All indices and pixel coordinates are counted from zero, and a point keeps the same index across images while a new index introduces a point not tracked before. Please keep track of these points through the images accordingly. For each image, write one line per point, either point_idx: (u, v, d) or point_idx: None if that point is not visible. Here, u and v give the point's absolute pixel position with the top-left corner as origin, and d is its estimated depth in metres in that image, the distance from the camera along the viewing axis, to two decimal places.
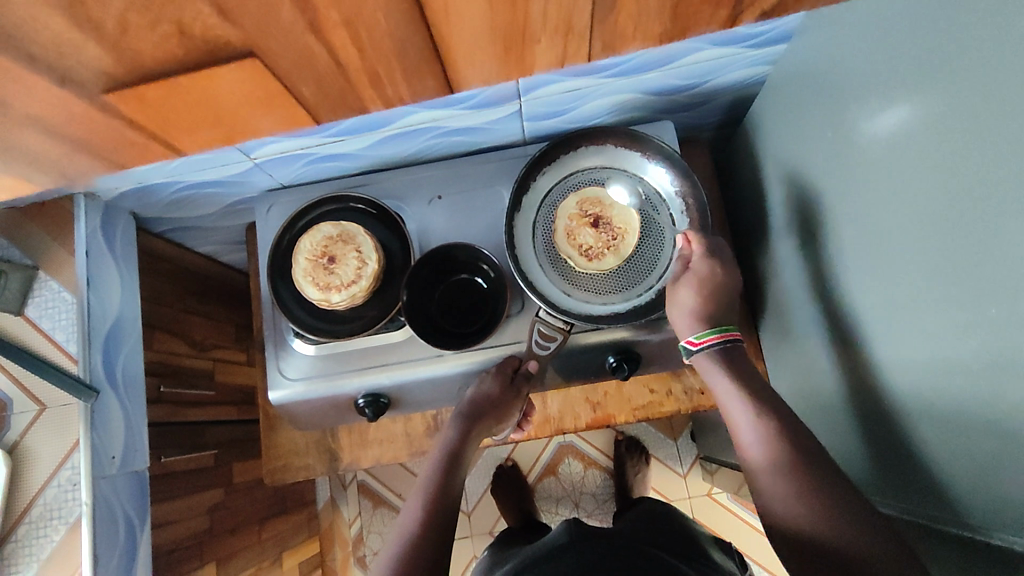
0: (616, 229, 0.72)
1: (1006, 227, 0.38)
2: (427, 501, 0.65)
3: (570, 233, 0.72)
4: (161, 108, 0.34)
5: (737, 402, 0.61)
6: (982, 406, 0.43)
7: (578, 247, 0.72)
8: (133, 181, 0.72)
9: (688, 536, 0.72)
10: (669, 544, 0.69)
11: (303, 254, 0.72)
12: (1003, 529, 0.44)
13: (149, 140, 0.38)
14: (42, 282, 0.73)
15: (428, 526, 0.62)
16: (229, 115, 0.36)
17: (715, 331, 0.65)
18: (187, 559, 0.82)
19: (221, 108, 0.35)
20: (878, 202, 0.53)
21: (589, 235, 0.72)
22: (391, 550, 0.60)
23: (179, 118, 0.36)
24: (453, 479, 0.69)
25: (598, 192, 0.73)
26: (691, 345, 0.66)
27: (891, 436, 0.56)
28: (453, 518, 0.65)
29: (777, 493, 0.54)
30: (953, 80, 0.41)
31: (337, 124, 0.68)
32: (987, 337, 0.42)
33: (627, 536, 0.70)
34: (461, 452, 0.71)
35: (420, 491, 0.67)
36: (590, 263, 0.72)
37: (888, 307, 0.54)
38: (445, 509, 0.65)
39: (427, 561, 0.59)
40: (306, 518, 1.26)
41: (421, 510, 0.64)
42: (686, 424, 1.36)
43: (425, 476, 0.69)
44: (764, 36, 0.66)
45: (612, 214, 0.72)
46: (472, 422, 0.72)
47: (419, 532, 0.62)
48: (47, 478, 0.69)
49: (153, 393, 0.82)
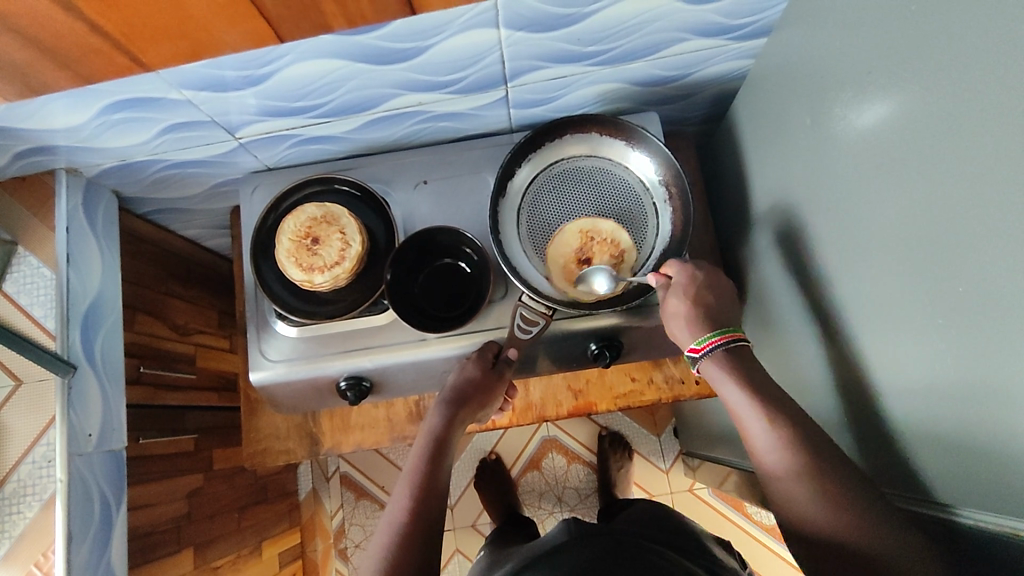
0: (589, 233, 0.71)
1: (984, 210, 0.39)
2: (416, 486, 0.63)
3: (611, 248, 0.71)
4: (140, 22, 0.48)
5: (753, 414, 0.57)
6: (948, 387, 0.44)
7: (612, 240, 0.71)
8: (116, 158, 0.72)
9: (688, 537, 0.70)
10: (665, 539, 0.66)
11: (286, 235, 0.72)
12: (970, 506, 0.44)
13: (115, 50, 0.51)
14: (21, 258, 0.73)
15: (420, 515, 0.61)
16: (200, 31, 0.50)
17: (713, 335, 0.63)
18: (164, 542, 0.81)
19: (193, 20, 0.49)
20: (855, 188, 0.53)
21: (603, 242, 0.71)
22: (382, 539, 0.59)
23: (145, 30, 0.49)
24: (442, 462, 0.67)
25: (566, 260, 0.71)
26: (695, 352, 0.64)
27: (866, 420, 0.57)
28: (441, 507, 0.63)
29: (812, 508, 0.51)
30: (931, 66, 0.42)
31: (322, 105, 0.68)
32: (956, 316, 0.43)
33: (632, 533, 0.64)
34: (448, 435, 0.69)
35: (406, 480, 0.65)
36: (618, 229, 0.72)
37: (861, 295, 0.55)
38: (435, 493, 0.63)
39: (418, 555, 0.57)
40: (287, 508, 1.25)
41: (410, 496, 0.62)
42: (669, 420, 1.37)
43: (411, 463, 0.67)
44: (747, 28, 0.66)
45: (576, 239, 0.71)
46: (457, 407, 0.69)
47: (409, 518, 0.60)
48: (22, 454, 0.68)
49: (133, 373, 0.81)
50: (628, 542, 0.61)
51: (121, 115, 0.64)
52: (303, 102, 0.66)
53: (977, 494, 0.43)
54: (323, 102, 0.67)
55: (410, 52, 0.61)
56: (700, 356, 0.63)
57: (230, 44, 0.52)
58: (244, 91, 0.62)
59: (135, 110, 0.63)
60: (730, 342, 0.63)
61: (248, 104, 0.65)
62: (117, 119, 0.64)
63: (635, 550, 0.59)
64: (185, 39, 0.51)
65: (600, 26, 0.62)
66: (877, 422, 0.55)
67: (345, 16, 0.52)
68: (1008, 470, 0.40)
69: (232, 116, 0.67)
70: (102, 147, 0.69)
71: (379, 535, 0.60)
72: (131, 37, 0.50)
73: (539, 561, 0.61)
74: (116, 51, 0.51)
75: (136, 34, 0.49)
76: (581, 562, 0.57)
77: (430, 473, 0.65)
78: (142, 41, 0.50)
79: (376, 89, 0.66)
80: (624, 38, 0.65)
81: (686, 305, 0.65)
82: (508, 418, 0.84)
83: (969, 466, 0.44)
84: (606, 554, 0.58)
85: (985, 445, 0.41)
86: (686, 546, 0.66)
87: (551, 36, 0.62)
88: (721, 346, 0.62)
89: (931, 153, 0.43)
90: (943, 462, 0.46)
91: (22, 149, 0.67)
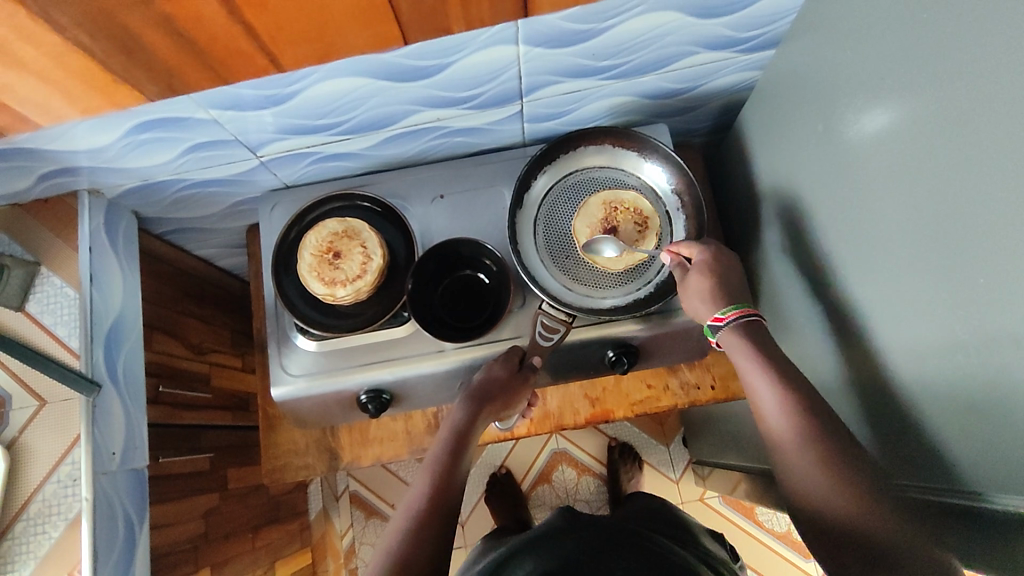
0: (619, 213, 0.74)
1: (997, 204, 0.40)
2: (435, 478, 0.64)
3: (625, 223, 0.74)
4: (279, 22, 0.45)
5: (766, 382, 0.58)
6: (971, 377, 0.46)
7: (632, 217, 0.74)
8: (138, 178, 0.73)
9: (686, 529, 0.72)
10: (666, 532, 0.69)
11: (308, 250, 0.73)
12: (995, 492, 0.45)
13: (260, 51, 0.48)
14: (44, 278, 0.73)
15: (436, 508, 0.61)
16: (332, 33, 0.48)
17: (733, 307, 0.64)
18: (182, 563, 0.81)
19: (330, 21, 0.46)
20: (867, 189, 0.55)
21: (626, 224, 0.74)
22: (397, 529, 0.60)
23: (288, 32, 0.47)
24: (461, 456, 0.68)
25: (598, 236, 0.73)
26: (717, 322, 0.64)
27: (884, 416, 0.58)
28: (458, 501, 0.63)
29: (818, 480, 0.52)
30: (940, 72, 0.44)
31: (344, 122, 0.69)
32: (975, 308, 0.44)
33: (622, 522, 0.67)
34: (469, 430, 0.69)
35: (426, 472, 0.65)
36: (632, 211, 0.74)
37: (876, 293, 0.56)
38: (453, 487, 0.64)
39: (431, 548, 0.58)
40: (299, 529, 1.23)
41: (428, 486, 0.63)
42: (677, 430, 1.38)
43: (432, 455, 0.67)
44: (755, 41, 0.69)
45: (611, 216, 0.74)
46: (480, 405, 0.69)
47: (426, 511, 0.61)
48: (46, 475, 0.68)
49: (152, 392, 0.82)
50: (624, 531, 0.63)
51: (147, 136, 0.65)
52: (325, 120, 0.68)
53: (1001, 479, 0.45)
54: (345, 120, 0.69)
55: (431, 69, 0.62)
56: (721, 326, 0.64)
57: (357, 45, 0.50)
58: (265, 109, 0.64)
59: (159, 130, 0.64)
60: (747, 317, 0.63)
61: (266, 123, 0.67)
62: (143, 139, 0.65)
63: (640, 542, 0.60)
64: (320, 40, 0.49)
65: (613, 41, 0.64)
66: (896, 417, 0.56)
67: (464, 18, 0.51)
68: None
69: (253, 134, 0.68)
70: (126, 167, 0.70)
71: (396, 521, 0.61)
72: (272, 41, 0.47)
73: (537, 544, 0.63)
74: (258, 53, 0.49)
75: (280, 37, 0.47)
76: (586, 548, 0.58)
77: (449, 466, 0.66)
78: (281, 44, 0.48)
79: (397, 106, 0.68)
80: (636, 53, 0.67)
81: (710, 281, 0.66)
82: (526, 428, 0.85)
83: (993, 454, 0.45)
84: (604, 539, 0.60)
85: (1009, 432, 0.43)
86: (681, 538, 0.68)
87: (565, 52, 0.64)
88: (740, 320, 0.63)
89: (942, 151, 0.45)
90: (966, 452, 0.48)
91: (48, 171, 0.68)
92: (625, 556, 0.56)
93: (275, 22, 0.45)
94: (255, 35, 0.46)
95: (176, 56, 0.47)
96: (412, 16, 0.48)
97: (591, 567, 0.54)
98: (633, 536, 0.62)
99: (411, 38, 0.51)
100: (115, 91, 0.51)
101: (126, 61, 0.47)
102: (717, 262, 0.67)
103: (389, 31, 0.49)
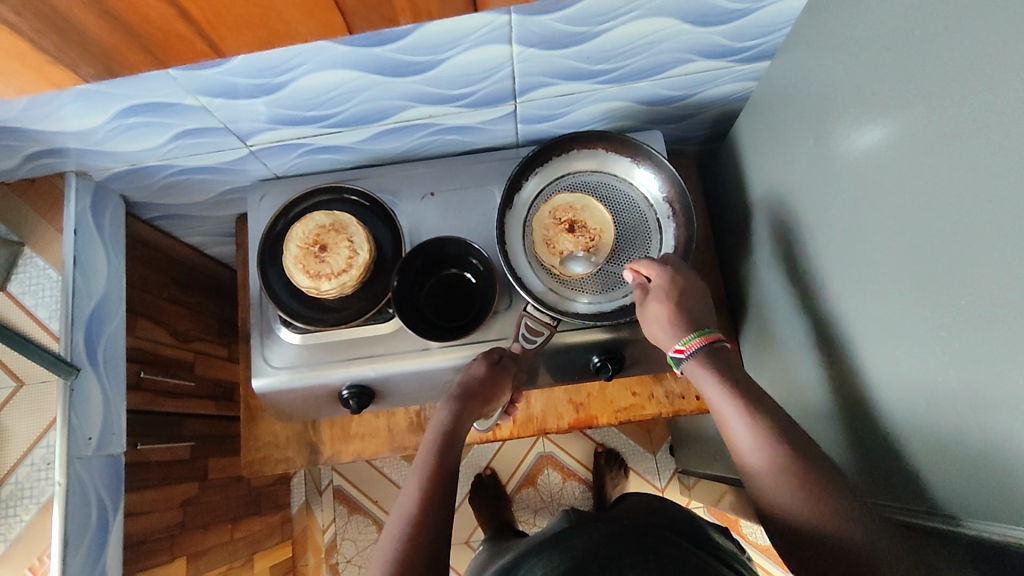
0: (592, 231, 0.73)
1: (987, 226, 0.40)
2: (427, 478, 0.62)
3: (550, 241, 0.74)
4: (219, 6, 0.45)
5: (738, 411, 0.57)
6: (950, 400, 0.45)
7: (564, 252, 0.73)
8: (126, 162, 0.73)
9: (692, 522, 0.71)
10: (675, 525, 0.69)
11: (294, 242, 0.72)
12: (971, 517, 0.45)
13: (199, 36, 0.48)
14: (27, 259, 0.72)
15: (430, 506, 0.59)
16: (277, 20, 0.48)
17: (695, 336, 0.64)
18: (157, 552, 0.80)
19: (270, 6, 0.46)
20: (857, 205, 0.55)
21: (567, 241, 0.73)
22: (393, 531, 0.57)
23: (229, 17, 0.46)
24: (452, 455, 0.66)
25: (569, 199, 0.75)
26: (679, 354, 0.64)
27: (864, 435, 0.58)
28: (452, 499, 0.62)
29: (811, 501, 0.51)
30: (932, 89, 0.44)
31: (335, 115, 0.69)
32: (957, 330, 0.44)
33: (632, 518, 0.66)
34: (458, 430, 0.68)
35: (417, 472, 0.63)
36: (573, 264, 0.73)
37: (861, 310, 0.56)
38: (445, 487, 0.62)
39: (430, 549, 0.56)
40: (280, 522, 1.23)
41: (420, 489, 0.61)
42: (665, 438, 1.38)
43: (420, 458, 0.65)
44: (752, 51, 0.68)
45: (585, 218, 0.74)
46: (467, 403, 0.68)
47: (420, 511, 0.59)
48: (20, 456, 0.68)
49: (133, 378, 0.81)
50: (634, 524, 0.63)
51: (135, 120, 0.64)
52: (315, 112, 0.68)
53: (976, 502, 0.44)
54: (336, 112, 0.68)
55: (424, 65, 0.62)
56: (683, 357, 0.64)
57: (303, 34, 0.50)
58: (257, 98, 0.63)
59: (147, 115, 0.64)
60: (709, 344, 0.63)
61: (257, 113, 0.66)
62: (131, 123, 0.65)
63: (642, 536, 0.60)
64: (263, 26, 0.48)
65: (608, 45, 0.64)
66: (875, 436, 0.56)
67: (412, 12, 0.50)
68: (1008, 476, 0.40)
69: (243, 123, 0.68)
70: (113, 151, 0.70)
71: (390, 527, 0.59)
72: (212, 25, 0.47)
73: (544, 545, 0.63)
74: (197, 38, 0.48)
75: (221, 23, 0.47)
76: (591, 549, 0.58)
77: (439, 466, 0.64)
78: (221, 29, 0.48)
79: (388, 101, 0.68)
80: (632, 58, 0.66)
81: (665, 305, 0.65)
82: (508, 430, 0.84)
83: (969, 475, 0.44)
84: (611, 534, 0.60)
85: (985, 455, 0.42)
86: (694, 534, 0.68)
87: (560, 54, 0.64)
88: (704, 347, 0.63)
89: (935, 169, 0.44)
90: (943, 472, 0.47)
91: (35, 151, 0.68)
92: (629, 556, 0.56)
93: (218, 7, 0.45)
94: (193, 20, 0.46)
95: (159, 33, 0.47)
96: (358, 7, 0.48)
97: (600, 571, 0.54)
98: (637, 529, 0.61)
99: (358, 27, 0.51)
100: (88, 67, 0.51)
101: (61, 37, 0.46)
102: (673, 286, 0.67)
103: (335, 21, 0.49)
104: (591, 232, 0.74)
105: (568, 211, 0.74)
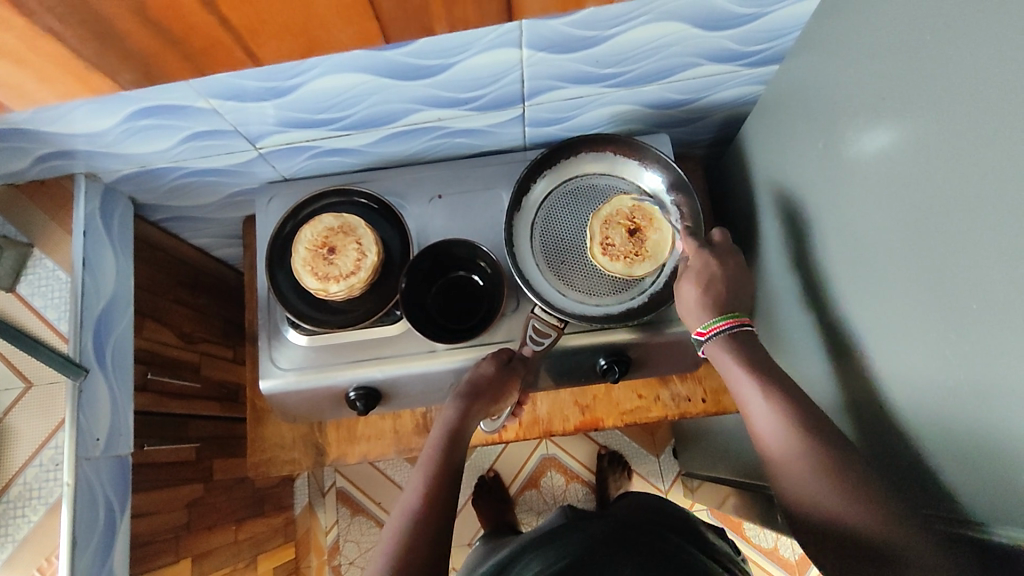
0: (643, 249, 0.71)
1: (996, 227, 0.40)
2: (430, 476, 0.63)
3: (607, 223, 0.72)
4: (258, 16, 0.43)
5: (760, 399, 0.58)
6: (962, 403, 0.45)
7: (604, 238, 0.72)
8: (136, 164, 0.73)
9: (688, 521, 0.72)
10: (671, 524, 0.70)
11: (303, 244, 0.73)
12: (980, 519, 0.45)
13: (236, 46, 0.46)
14: (37, 261, 0.73)
15: (434, 503, 0.60)
16: (316, 29, 0.45)
17: (720, 318, 0.64)
18: (163, 552, 0.80)
19: (311, 16, 0.44)
20: (866, 209, 0.55)
21: (620, 237, 0.71)
22: (396, 526, 0.58)
23: (266, 27, 0.44)
24: (456, 452, 0.67)
25: (654, 210, 0.72)
26: (701, 336, 0.65)
27: (874, 438, 0.58)
28: (456, 497, 0.62)
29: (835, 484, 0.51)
30: (942, 95, 0.44)
31: (345, 117, 0.69)
32: (966, 333, 0.44)
33: (629, 517, 0.67)
34: (463, 428, 0.68)
35: (421, 470, 0.64)
36: (602, 254, 0.71)
37: (871, 313, 0.56)
38: (449, 487, 0.62)
39: (432, 544, 0.56)
40: (283, 523, 1.23)
41: (424, 486, 0.62)
42: (668, 440, 1.38)
43: (426, 454, 0.66)
44: (760, 55, 0.69)
45: (652, 235, 0.72)
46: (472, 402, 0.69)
47: (424, 507, 0.59)
48: (28, 458, 0.68)
49: (140, 379, 0.81)
50: (628, 523, 0.64)
51: (147, 122, 0.65)
52: (326, 115, 0.68)
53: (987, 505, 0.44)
54: (345, 115, 0.69)
55: (434, 69, 0.62)
56: (705, 339, 0.65)
57: (343, 44, 0.48)
58: (266, 101, 0.63)
59: (159, 117, 0.64)
60: (736, 326, 0.64)
61: (267, 115, 0.66)
62: (142, 126, 0.65)
63: (638, 535, 0.60)
64: (303, 34, 0.46)
65: (617, 49, 0.64)
66: (885, 439, 0.56)
67: (453, 21, 0.48)
68: (1021, 479, 0.41)
69: (253, 126, 0.68)
70: (124, 153, 0.70)
71: (393, 521, 0.59)
72: (252, 35, 0.45)
73: (542, 541, 0.64)
74: (235, 46, 0.46)
75: (259, 30, 0.44)
76: (585, 547, 0.58)
77: (444, 462, 0.65)
78: (260, 39, 0.45)
79: (398, 104, 0.68)
80: (641, 62, 0.67)
81: (698, 288, 0.66)
82: (514, 432, 0.85)
83: (982, 477, 0.44)
84: (606, 530, 0.61)
85: (996, 456, 0.43)
86: (689, 533, 0.69)
87: (570, 58, 0.64)
88: (727, 329, 0.64)
89: (943, 172, 0.45)
90: (955, 473, 0.47)
91: (45, 152, 0.68)
92: (626, 552, 0.56)
93: (256, 15, 0.43)
94: (232, 28, 0.43)
95: (197, 45, 0.45)
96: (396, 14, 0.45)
97: (594, 560, 0.55)
98: (633, 527, 0.62)
99: (398, 37, 0.48)
100: (127, 76, 0.47)
101: (103, 53, 0.45)
102: (705, 268, 0.67)
103: (375, 32, 0.47)
104: (620, 250, 0.71)
105: (645, 219, 0.72)
